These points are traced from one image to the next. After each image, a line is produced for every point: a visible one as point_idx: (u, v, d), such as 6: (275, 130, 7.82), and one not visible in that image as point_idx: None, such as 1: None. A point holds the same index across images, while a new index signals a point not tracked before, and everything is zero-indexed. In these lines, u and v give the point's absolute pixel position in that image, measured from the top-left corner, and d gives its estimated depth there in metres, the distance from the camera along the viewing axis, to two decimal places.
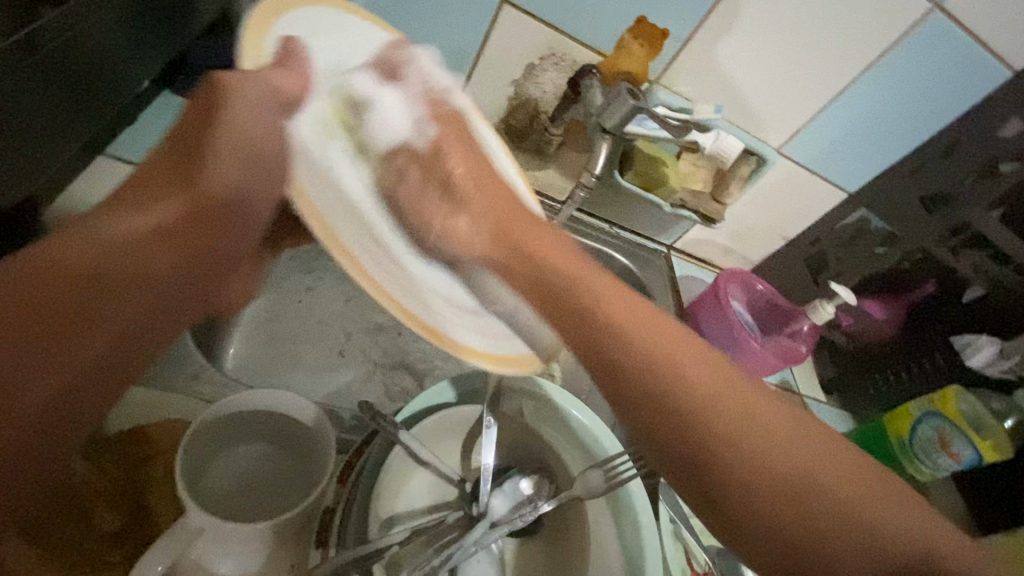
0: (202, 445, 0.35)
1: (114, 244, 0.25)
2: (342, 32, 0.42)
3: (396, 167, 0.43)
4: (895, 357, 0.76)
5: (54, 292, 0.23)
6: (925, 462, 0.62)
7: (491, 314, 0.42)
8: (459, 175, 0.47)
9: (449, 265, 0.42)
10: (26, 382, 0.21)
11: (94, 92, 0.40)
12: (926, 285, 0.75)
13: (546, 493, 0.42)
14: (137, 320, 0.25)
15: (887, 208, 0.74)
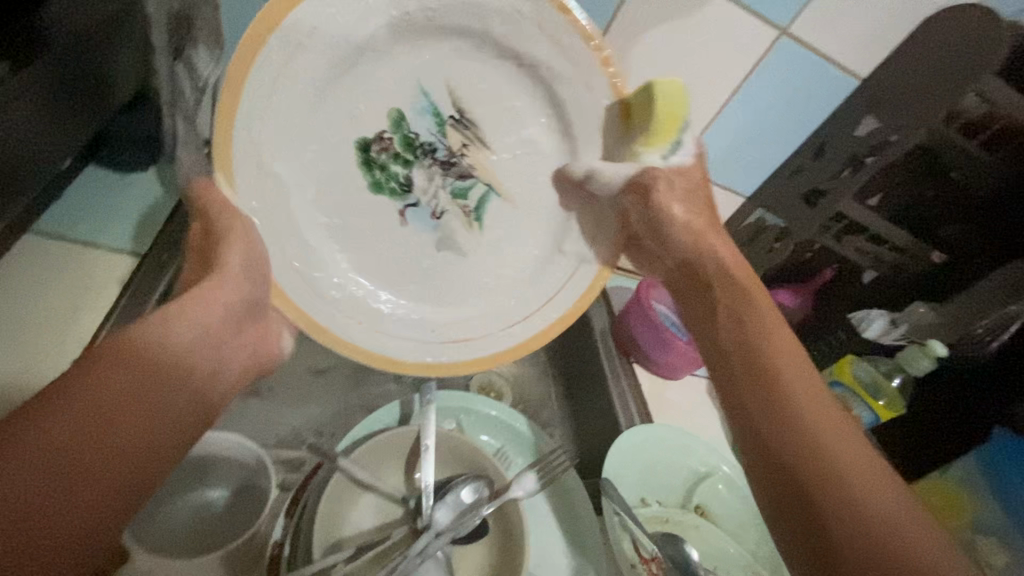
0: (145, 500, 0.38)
1: (163, 358, 0.34)
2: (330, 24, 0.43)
3: (422, 159, 0.52)
4: (808, 336, 0.87)
5: (124, 388, 0.31)
6: None
7: (466, 330, 0.53)
8: (477, 161, 0.53)
9: (450, 275, 0.53)
10: (103, 451, 0.29)
11: (17, 177, 0.43)
12: (826, 271, 0.85)
13: (488, 497, 0.44)
14: (172, 431, 0.33)
15: (778, 206, 0.83)
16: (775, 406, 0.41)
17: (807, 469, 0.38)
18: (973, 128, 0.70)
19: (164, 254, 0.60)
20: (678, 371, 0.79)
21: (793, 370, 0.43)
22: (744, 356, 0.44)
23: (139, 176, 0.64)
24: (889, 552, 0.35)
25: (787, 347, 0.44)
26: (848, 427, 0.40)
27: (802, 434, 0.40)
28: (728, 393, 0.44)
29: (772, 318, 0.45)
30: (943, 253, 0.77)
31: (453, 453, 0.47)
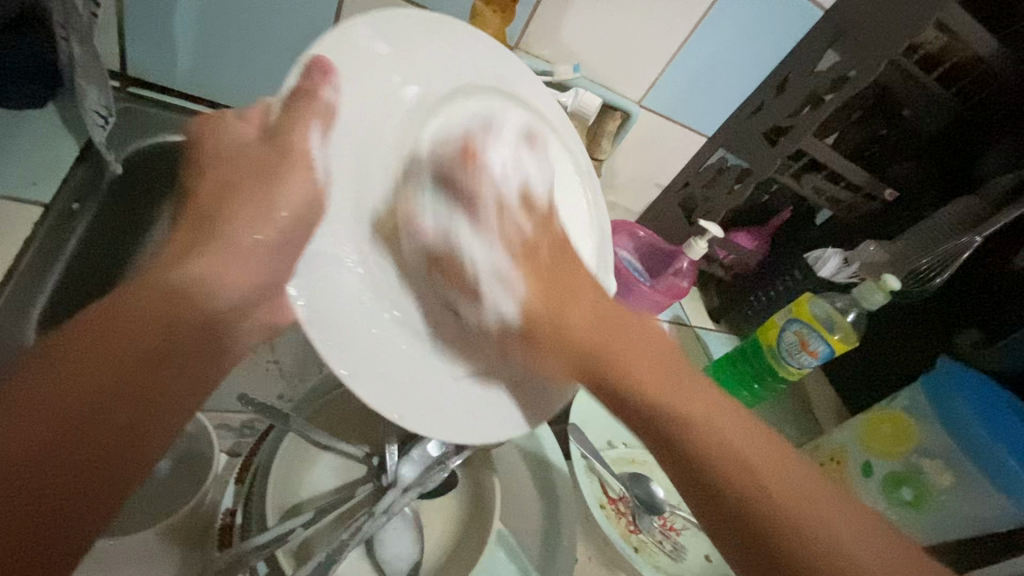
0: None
1: (156, 327, 0.29)
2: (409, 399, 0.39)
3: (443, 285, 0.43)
4: (764, 278, 0.87)
5: (99, 352, 0.27)
6: (792, 362, 0.69)
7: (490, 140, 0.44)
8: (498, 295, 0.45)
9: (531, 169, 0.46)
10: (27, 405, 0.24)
11: None
12: (782, 212, 0.87)
13: (454, 449, 0.42)
14: (120, 425, 0.26)
15: (738, 147, 0.82)
16: (643, 415, 0.39)
17: (656, 406, 0.39)
18: (929, 60, 0.70)
19: (75, 205, 0.54)
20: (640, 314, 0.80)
21: (645, 367, 0.41)
22: (637, 394, 0.40)
23: (37, 115, 0.56)
24: (753, 520, 0.33)
25: (635, 346, 0.43)
26: (719, 417, 0.37)
27: (661, 408, 0.38)
28: (611, 400, 0.42)
29: (617, 345, 0.43)
30: (895, 192, 0.78)
31: None
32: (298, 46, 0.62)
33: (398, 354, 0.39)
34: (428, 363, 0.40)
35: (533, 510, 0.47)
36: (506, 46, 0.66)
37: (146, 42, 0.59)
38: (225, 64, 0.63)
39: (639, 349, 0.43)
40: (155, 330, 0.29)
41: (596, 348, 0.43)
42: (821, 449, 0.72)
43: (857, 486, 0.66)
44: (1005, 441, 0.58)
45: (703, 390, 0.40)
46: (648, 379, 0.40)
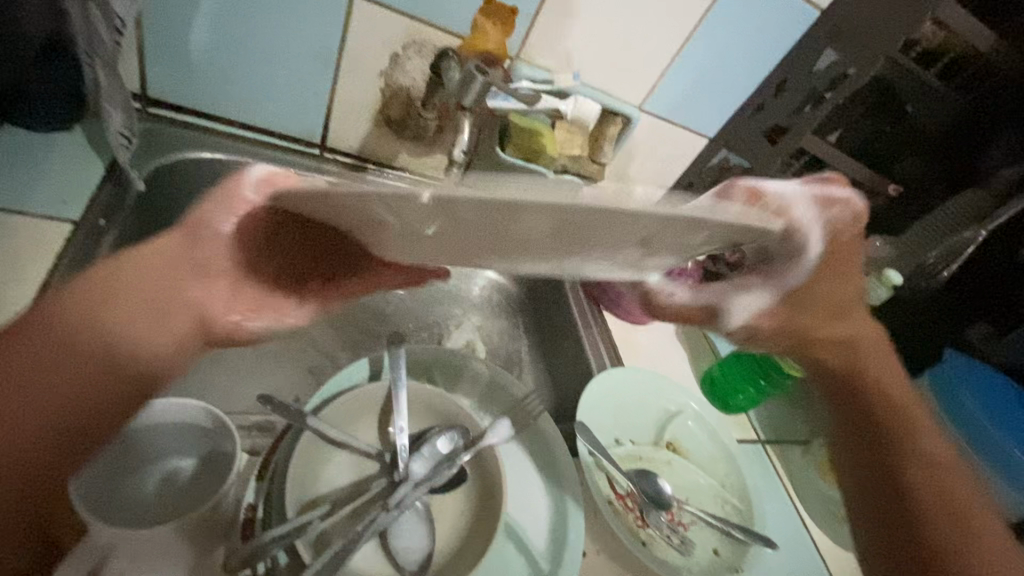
0: (95, 473, 0.36)
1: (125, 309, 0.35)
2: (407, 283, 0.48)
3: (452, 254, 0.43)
4: None
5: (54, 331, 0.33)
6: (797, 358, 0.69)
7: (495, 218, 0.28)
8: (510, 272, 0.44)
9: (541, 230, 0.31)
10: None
11: None
12: None
13: (463, 446, 0.45)
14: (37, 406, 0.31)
15: (741, 145, 0.83)
16: (877, 439, 0.48)
17: (863, 407, 0.50)
18: (928, 56, 0.72)
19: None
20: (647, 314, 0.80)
21: (911, 421, 0.49)
22: (857, 411, 0.50)
23: (62, 136, 0.58)
24: (900, 544, 0.44)
25: (878, 387, 0.50)
26: (944, 473, 0.46)
27: (876, 398, 0.49)
28: (839, 398, 0.51)
29: (895, 402, 0.49)
30: (899, 187, 0.79)
31: (429, 405, 0.46)
32: (307, 62, 0.64)
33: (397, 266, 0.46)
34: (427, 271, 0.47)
35: (541, 503, 0.49)
36: (508, 56, 0.68)
37: (165, 66, 0.61)
38: (236, 87, 0.65)
39: (889, 380, 0.50)
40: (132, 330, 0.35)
41: (862, 396, 0.50)
42: None
43: None
44: (1014, 437, 0.58)
45: (935, 446, 0.48)
46: (901, 432, 0.48)
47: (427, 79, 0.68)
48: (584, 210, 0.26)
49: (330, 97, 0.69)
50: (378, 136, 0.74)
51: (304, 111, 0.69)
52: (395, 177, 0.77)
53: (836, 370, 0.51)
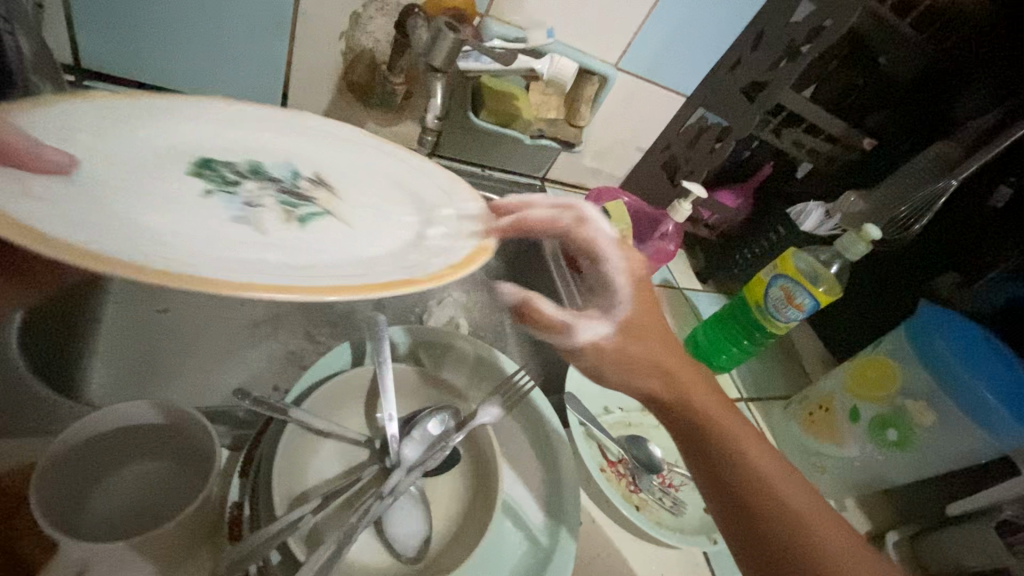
0: (62, 480, 0.32)
1: None
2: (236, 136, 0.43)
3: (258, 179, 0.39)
4: (747, 236, 0.88)
5: None
6: (777, 317, 0.69)
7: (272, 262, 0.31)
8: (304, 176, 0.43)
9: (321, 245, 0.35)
10: None
11: None
12: (765, 167, 0.87)
13: (456, 427, 0.43)
14: None
15: (718, 103, 0.81)
16: (706, 458, 0.42)
17: (716, 454, 0.41)
18: (903, 6, 0.70)
19: (160, 309, 0.56)
20: None
21: (738, 443, 0.42)
22: (690, 432, 0.43)
23: None
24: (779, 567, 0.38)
25: (705, 410, 0.43)
26: (785, 497, 0.40)
27: (690, 420, 0.43)
28: (665, 416, 0.44)
29: (715, 427, 0.42)
30: (873, 140, 0.79)
31: (418, 387, 0.45)
32: (258, 26, 0.59)
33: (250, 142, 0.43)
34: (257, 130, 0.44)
35: (537, 477, 0.48)
36: (476, 13, 0.64)
37: (99, 35, 0.56)
38: (182, 57, 0.60)
39: (711, 404, 0.43)
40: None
41: (692, 413, 0.43)
42: (810, 399, 0.72)
43: (847, 431, 0.67)
44: (992, 381, 0.59)
45: (770, 466, 0.41)
46: (745, 448, 0.41)
47: (392, 41, 0.64)
48: (344, 280, 0.31)
49: (287, 64, 0.64)
50: (343, 104, 0.70)
51: (259, 80, 0.64)
52: None
53: (654, 395, 0.44)
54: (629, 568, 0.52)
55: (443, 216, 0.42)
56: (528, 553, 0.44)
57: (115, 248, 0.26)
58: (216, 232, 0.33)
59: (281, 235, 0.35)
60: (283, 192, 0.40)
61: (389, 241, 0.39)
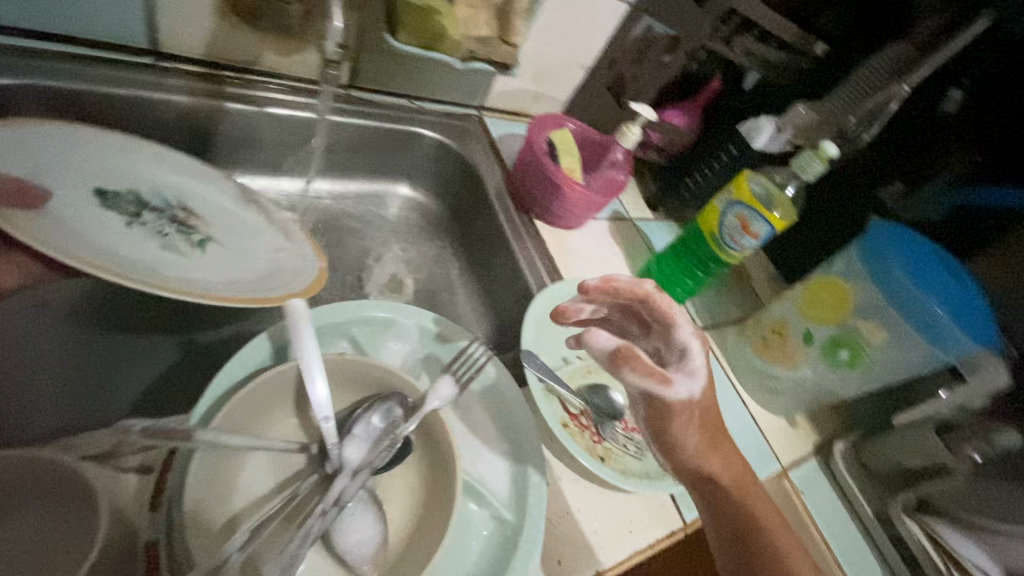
0: None
1: None
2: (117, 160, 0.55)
3: (156, 211, 0.56)
4: (697, 157, 0.82)
5: None
6: (734, 246, 0.66)
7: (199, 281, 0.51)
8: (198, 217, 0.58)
9: (216, 269, 0.54)
10: None
11: None
12: (715, 82, 0.82)
13: (402, 417, 0.39)
14: None
15: (665, 10, 0.73)
16: (743, 547, 0.43)
17: (756, 542, 0.43)
18: None
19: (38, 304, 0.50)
20: (578, 218, 0.74)
21: (780, 540, 0.44)
22: (727, 520, 0.44)
23: None
24: None
25: (750, 506, 0.45)
26: None
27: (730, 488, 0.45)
28: (705, 498, 0.46)
29: (755, 518, 0.44)
30: (826, 45, 0.74)
31: (357, 376, 0.39)
32: None
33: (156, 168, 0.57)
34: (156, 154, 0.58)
35: (499, 451, 0.45)
36: None
37: None
38: None
39: (755, 502, 0.45)
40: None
41: (737, 505, 0.45)
42: (763, 324, 0.72)
43: (800, 352, 0.68)
44: (939, 294, 0.59)
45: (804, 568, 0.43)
46: (784, 551, 0.43)
47: None
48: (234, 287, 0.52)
49: None
50: (229, 30, 0.58)
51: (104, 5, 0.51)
52: (264, 85, 0.63)
53: (712, 476, 0.45)
54: (599, 520, 0.51)
55: (280, 257, 0.58)
56: (495, 534, 0.41)
57: (90, 260, 0.45)
58: (147, 257, 0.51)
59: (191, 258, 0.54)
60: (172, 222, 0.57)
61: (246, 270, 0.55)
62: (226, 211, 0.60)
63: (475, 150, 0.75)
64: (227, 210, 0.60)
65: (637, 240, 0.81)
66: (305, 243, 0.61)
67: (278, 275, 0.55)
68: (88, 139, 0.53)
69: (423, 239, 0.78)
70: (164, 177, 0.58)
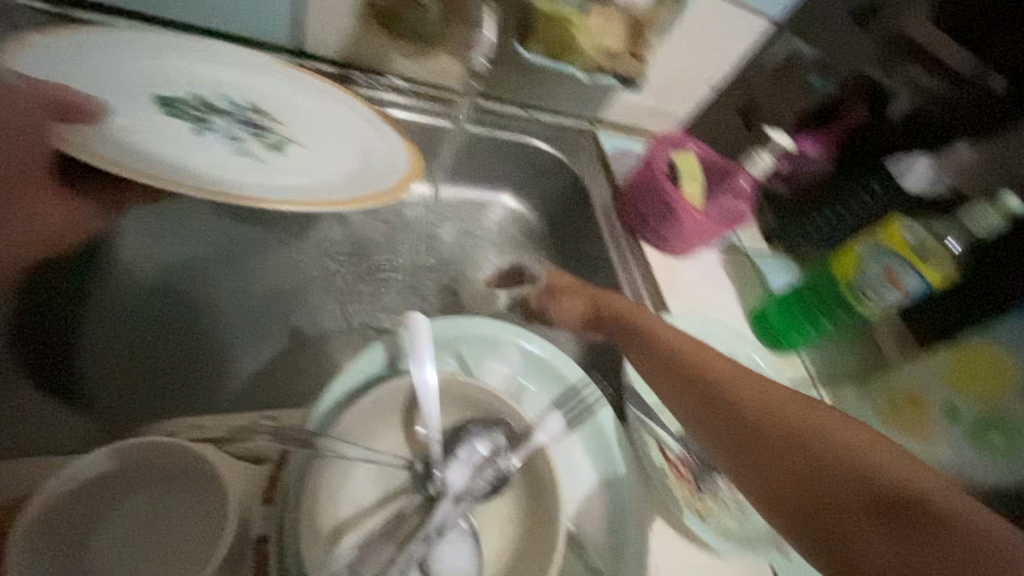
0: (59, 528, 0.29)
1: None
2: (165, 57, 0.49)
3: (223, 116, 0.49)
4: (829, 193, 0.73)
5: None
6: (871, 297, 0.60)
7: (295, 182, 0.47)
8: (275, 125, 0.51)
9: (304, 167, 0.49)
10: None
11: None
12: (858, 108, 0.70)
13: (506, 446, 0.37)
14: None
15: (816, 32, 0.68)
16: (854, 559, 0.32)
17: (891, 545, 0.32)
18: None
19: (185, 258, 0.57)
20: (689, 245, 0.69)
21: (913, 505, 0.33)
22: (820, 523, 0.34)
23: None
24: None
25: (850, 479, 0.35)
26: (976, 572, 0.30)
27: (827, 448, 0.37)
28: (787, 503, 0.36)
29: (852, 477, 0.35)
30: (1005, 75, 0.60)
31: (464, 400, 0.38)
32: None
33: (212, 70, 0.51)
34: (210, 58, 0.51)
35: (596, 492, 0.43)
36: None
37: None
38: None
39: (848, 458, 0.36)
40: (37, 204, 0.45)
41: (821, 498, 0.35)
42: (891, 386, 0.65)
43: (938, 430, 0.60)
44: None
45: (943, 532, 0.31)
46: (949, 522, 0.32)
47: None
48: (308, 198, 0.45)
49: None
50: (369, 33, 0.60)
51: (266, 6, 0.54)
52: (385, 88, 0.63)
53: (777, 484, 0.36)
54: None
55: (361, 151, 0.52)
56: None
57: (169, 181, 0.39)
58: (228, 163, 0.45)
59: (270, 161, 0.48)
60: (245, 125, 0.50)
61: (338, 169, 0.50)
62: (304, 96, 0.55)
63: (587, 165, 0.73)
64: (298, 109, 0.54)
65: (749, 277, 0.75)
66: (386, 127, 0.55)
67: (372, 167, 0.51)
68: (175, 52, 0.50)
69: (522, 250, 0.76)
70: (226, 78, 0.52)
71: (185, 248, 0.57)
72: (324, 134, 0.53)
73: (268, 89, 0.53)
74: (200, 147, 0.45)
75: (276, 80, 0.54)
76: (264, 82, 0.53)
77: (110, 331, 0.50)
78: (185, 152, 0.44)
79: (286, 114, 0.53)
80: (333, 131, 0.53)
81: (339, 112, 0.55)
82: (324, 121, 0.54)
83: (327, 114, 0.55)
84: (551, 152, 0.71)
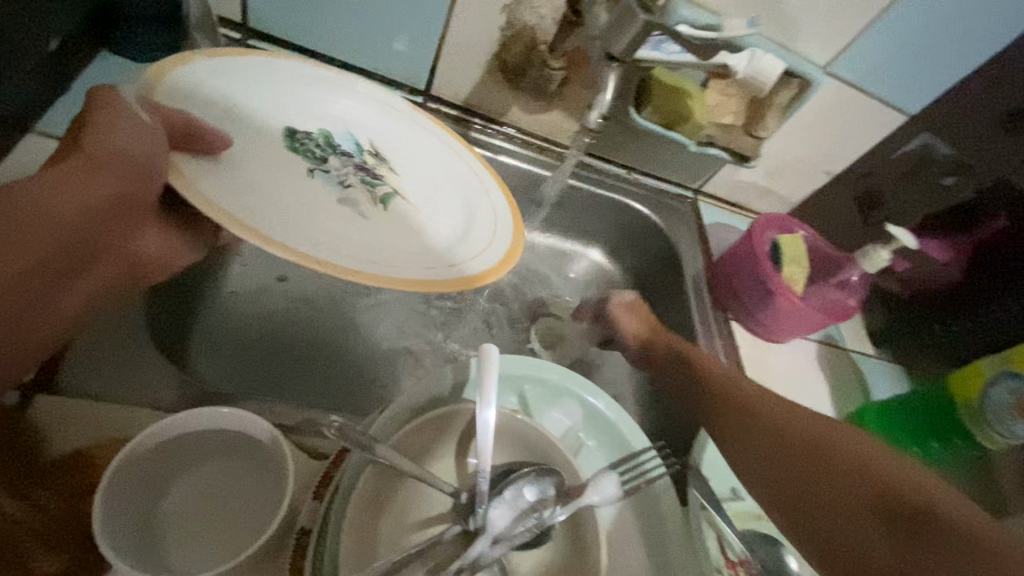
0: (134, 481, 0.31)
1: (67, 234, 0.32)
2: (279, 82, 0.47)
3: (339, 154, 0.47)
4: (963, 304, 0.66)
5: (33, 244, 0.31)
6: (1000, 430, 0.54)
7: (393, 241, 0.43)
8: (387, 174, 0.48)
9: (404, 230, 0.45)
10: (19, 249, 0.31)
11: None
12: (997, 219, 0.62)
13: (554, 498, 0.36)
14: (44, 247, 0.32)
15: (956, 131, 0.63)
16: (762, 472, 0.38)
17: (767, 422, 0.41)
18: None
19: (278, 277, 0.59)
20: (784, 333, 0.66)
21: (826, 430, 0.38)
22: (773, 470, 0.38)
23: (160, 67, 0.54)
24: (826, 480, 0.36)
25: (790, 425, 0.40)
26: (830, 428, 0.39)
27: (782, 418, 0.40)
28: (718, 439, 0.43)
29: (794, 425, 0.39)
30: None
31: (521, 439, 0.38)
32: None
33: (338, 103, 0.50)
34: (342, 88, 0.50)
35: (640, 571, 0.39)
36: None
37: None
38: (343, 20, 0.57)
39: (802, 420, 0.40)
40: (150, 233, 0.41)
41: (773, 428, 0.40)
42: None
43: None
44: None
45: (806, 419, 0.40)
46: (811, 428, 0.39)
47: (561, 19, 0.57)
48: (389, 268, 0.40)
49: (442, 34, 0.58)
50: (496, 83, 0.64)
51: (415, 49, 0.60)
52: (501, 136, 0.66)
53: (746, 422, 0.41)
54: None
55: (465, 220, 0.49)
56: None
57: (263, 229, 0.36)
58: (324, 212, 0.41)
59: (371, 217, 0.44)
60: (359, 169, 0.47)
61: (440, 231, 0.47)
62: (423, 148, 0.53)
63: (685, 233, 0.72)
64: (421, 155, 0.52)
65: (849, 378, 0.68)
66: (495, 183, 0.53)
67: (470, 239, 0.47)
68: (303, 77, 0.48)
69: None
70: (350, 116, 0.50)
71: (280, 268, 0.59)
72: (437, 185, 0.51)
73: (398, 134, 0.52)
74: (265, 190, 0.39)
75: (406, 123, 0.53)
76: (394, 126, 0.52)
77: (216, 339, 0.53)
78: (265, 200, 0.38)
79: (405, 157, 0.51)
80: (442, 186, 0.51)
81: (451, 166, 0.53)
82: (438, 177, 0.52)
83: (441, 171, 0.52)
84: (646, 214, 0.71)
